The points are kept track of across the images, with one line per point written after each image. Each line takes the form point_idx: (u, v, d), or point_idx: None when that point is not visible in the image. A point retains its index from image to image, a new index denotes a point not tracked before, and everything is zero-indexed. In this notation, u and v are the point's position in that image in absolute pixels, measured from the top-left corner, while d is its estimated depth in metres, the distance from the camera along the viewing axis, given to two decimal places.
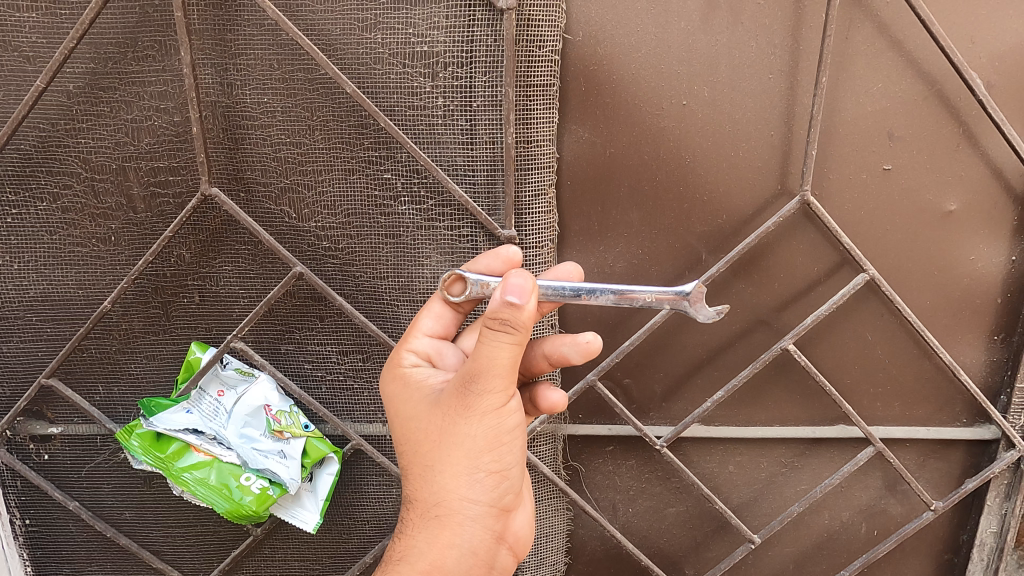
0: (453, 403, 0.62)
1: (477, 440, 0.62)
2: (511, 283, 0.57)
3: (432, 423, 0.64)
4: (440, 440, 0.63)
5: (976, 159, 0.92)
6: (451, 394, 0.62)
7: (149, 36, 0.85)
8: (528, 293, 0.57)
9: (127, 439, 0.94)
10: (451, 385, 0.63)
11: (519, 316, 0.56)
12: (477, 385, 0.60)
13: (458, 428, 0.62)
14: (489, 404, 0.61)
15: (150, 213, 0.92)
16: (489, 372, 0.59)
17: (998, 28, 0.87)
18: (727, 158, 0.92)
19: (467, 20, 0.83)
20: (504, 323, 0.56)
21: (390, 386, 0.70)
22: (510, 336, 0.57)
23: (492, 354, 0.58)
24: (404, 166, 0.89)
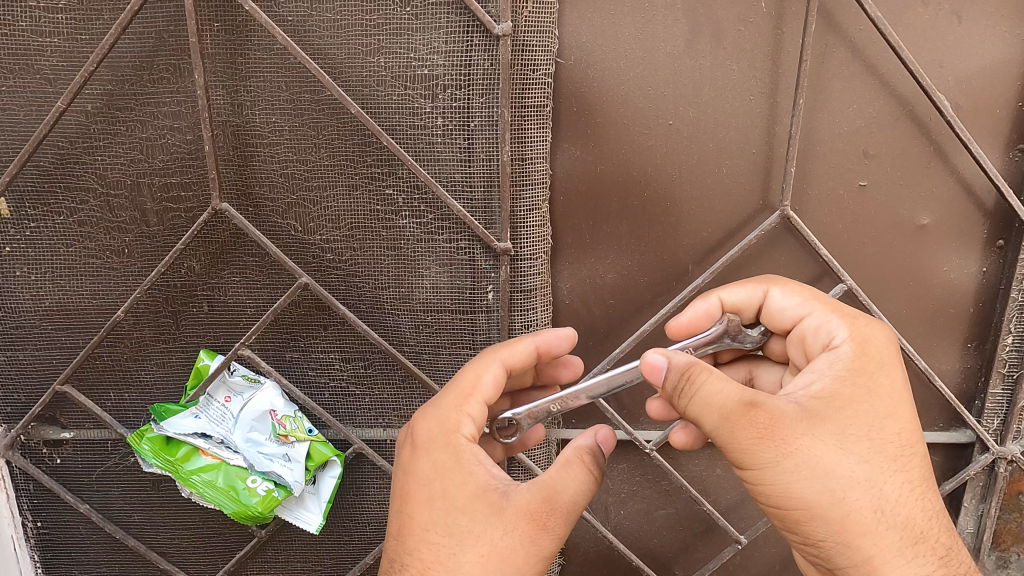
0: (524, 525, 0.64)
1: (524, 575, 0.63)
2: (606, 432, 0.75)
3: (492, 532, 0.64)
4: (494, 556, 0.63)
5: (947, 175, 0.97)
6: (525, 517, 0.64)
7: (164, 59, 0.90)
8: (609, 440, 0.74)
9: (138, 443, 0.98)
10: (527, 505, 0.64)
11: (601, 458, 0.71)
12: (554, 520, 0.65)
13: (516, 554, 0.63)
14: (551, 545, 0.65)
15: (163, 226, 0.96)
16: (568, 516, 0.66)
17: (965, 53, 0.92)
18: (711, 175, 0.97)
19: (465, 45, 0.88)
20: (596, 463, 0.69)
21: (441, 453, 0.68)
22: (592, 486, 0.68)
23: (580, 496, 0.66)
24: (405, 183, 0.94)
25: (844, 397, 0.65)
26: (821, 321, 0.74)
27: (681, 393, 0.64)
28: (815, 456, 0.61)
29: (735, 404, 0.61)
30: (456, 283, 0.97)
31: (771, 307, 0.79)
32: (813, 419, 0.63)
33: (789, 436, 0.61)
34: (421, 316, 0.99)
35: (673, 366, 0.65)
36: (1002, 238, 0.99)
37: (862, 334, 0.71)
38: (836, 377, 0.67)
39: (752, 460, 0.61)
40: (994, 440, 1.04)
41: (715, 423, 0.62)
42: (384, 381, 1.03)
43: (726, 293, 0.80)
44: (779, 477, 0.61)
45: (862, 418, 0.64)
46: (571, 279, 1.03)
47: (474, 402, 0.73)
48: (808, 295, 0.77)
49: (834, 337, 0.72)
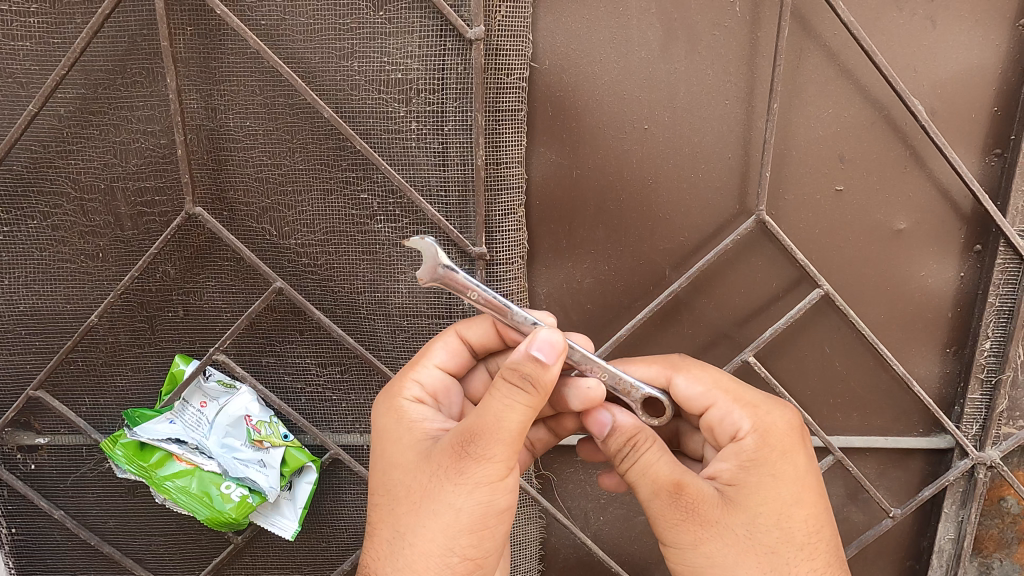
0: (448, 461, 0.63)
1: (462, 512, 0.62)
2: (544, 340, 0.62)
3: (419, 478, 0.65)
4: (423, 501, 0.64)
5: (924, 180, 0.97)
6: (447, 451, 0.63)
7: (137, 63, 0.90)
8: (556, 354, 0.62)
9: (111, 448, 0.97)
10: (447, 444, 0.64)
11: (542, 373, 0.61)
12: (477, 446, 0.62)
13: (444, 492, 0.63)
14: (483, 474, 0.62)
15: (137, 231, 0.96)
16: (494, 436, 0.61)
17: (939, 58, 0.92)
18: (687, 179, 0.97)
19: (439, 49, 0.88)
20: (524, 376, 0.61)
21: (385, 416, 0.72)
22: (524, 399, 0.61)
23: (503, 415, 0.61)
24: (380, 187, 0.93)
25: (756, 486, 0.65)
26: (725, 411, 0.71)
27: (624, 458, 0.69)
28: (727, 547, 0.63)
29: (665, 480, 0.66)
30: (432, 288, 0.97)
31: (676, 393, 0.75)
32: (727, 507, 0.65)
33: (708, 525, 0.64)
34: (397, 321, 0.98)
35: (617, 427, 0.70)
36: (979, 243, 0.99)
37: (764, 423, 0.69)
38: (742, 468, 0.66)
39: (672, 539, 0.65)
40: (973, 446, 1.04)
41: (645, 491, 0.67)
42: (360, 387, 1.02)
43: (631, 368, 0.78)
44: (694, 560, 0.64)
45: (773, 510, 0.64)
46: (548, 284, 1.02)
47: (425, 366, 0.78)
48: (713, 379, 0.73)
49: (737, 429, 0.69)
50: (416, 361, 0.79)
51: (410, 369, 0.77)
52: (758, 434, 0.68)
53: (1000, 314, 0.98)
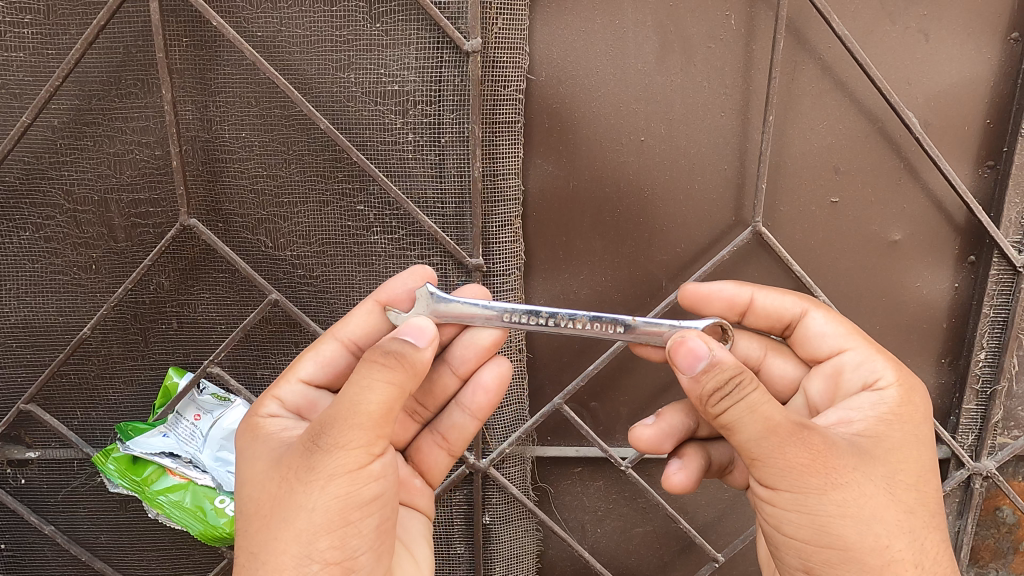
0: (298, 463, 0.59)
1: (315, 513, 0.58)
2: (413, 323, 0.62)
3: (270, 485, 0.61)
4: (274, 512, 0.59)
5: (918, 191, 0.97)
6: (298, 451, 0.60)
7: (132, 75, 0.89)
8: (427, 338, 0.62)
9: (104, 462, 0.97)
10: (298, 445, 0.60)
11: (413, 355, 0.59)
12: (329, 435, 0.58)
13: (292, 495, 0.58)
14: (338, 465, 0.58)
15: (130, 242, 0.95)
16: (346, 423, 0.57)
17: (933, 71, 0.93)
18: (683, 191, 0.97)
19: (436, 61, 0.88)
20: (386, 353, 0.58)
21: (242, 436, 0.69)
22: (387, 376, 0.58)
23: (356, 396, 0.57)
24: (377, 199, 0.93)
25: (891, 439, 0.63)
26: (860, 360, 0.70)
27: (724, 395, 0.58)
28: (864, 499, 0.58)
29: (781, 419, 0.57)
30: None
31: (807, 329, 0.75)
32: (864, 456, 0.60)
33: (840, 470, 0.58)
34: None
35: (716, 360, 0.59)
36: (973, 253, 0.99)
37: (907, 379, 0.67)
38: (881, 421, 0.64)
39: (791, 484, 0.58)
40: (969, 456, 1.03)
41: (753, 433, 0.58)
42: None
43: (762, 295, 0.75)
44: (824, 510, 0.58)
45: (909, 471, 0.62)
46: (545, 295, 1.02)
47: (288, 381, 0.73)
48: (847, 325, 0.73)
49: (876, 378, 0.68)
50: (283, 376, 0.74)
51: (272, 386, 0.73)
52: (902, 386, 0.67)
53: (994, 326, 0.99)
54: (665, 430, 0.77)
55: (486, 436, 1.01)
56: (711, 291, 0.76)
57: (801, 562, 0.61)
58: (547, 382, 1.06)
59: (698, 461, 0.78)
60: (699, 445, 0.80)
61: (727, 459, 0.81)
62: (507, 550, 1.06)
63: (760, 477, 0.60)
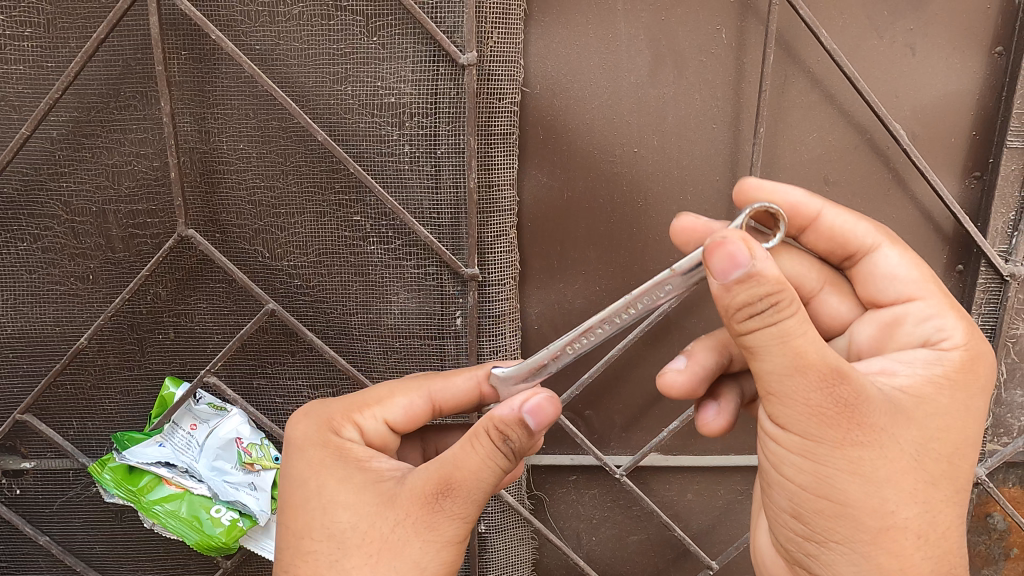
0: (417, 513, 0.53)
1: (426, 574, 0.53)
2: (541, 401, 0.54)
3: (379, 528, 0.53)
4: (381, 556, 0.53)
5: (907, 201, 0.99)
6: (416, 499, 0.53)
7: (131, 87, 0.90)
8: (544, 421, 0.54)
9: (99, 472, 0.96)
10: (415, 493, 0.54)
11: (525, 440, 0.54)
12: (453, 504, 0.53)
13: (405, 546, 0.53)
14: (454, 534, 0.54)
15: (129, 252, 0.96)
16: (474, 493, 0.54)
17: (919, 84, 0.95)
18: (676, 201, 0.99)
19: (432, 74, 0.89)
20: (512, 438, 0.54)
21: (314, 453, 0.58)
22: (507, 461, 0.54)
23: (490, 471, 0.54)
24: (374, 210, 0.94)
25: (938, 404, 0.52)
26: (930, 313, 0.57)
27: (752, 314, 0.46)
28: (888, 461, 0.49)
29: (821, 364, 0.46)
30: (424, 309, 0.97)
31: (874, 265, 0.61)
32: (899, 415, 0.49)
33: (865, 427, 0.48)
34: (389, 342, 0.98)
35: (756, 273, 0.45)
36: (961, 262, 1.01)
37: (978, 345, 0.55)
38: (931, 382, 0.52)
39: (806, 431, 0.48)
40: None
41: (777, 366, 0.47)
42: None
43: (834, 212, 0.61)
44: (833, 464, 0.48)
45: (944, 440, 0.52)
46: (540, 304, 1.03)
47: (374, 414, 0.63)
48: (925, 272, 0.60)
49: (939, 337, 0.56)
50: (366, 404, 0.63)
51: (356, 411, 0.62)
52: (966, 351, 0.55)
53: (983, 333, 1.00)
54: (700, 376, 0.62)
55: None
56: (776, 190, 0.61)
57: (788, 503, 0.52)
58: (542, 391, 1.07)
59: (737, 401, 0.65)
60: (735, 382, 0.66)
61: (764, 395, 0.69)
62: (502, 558, 1.07)
63: (770, 412, 0.50)
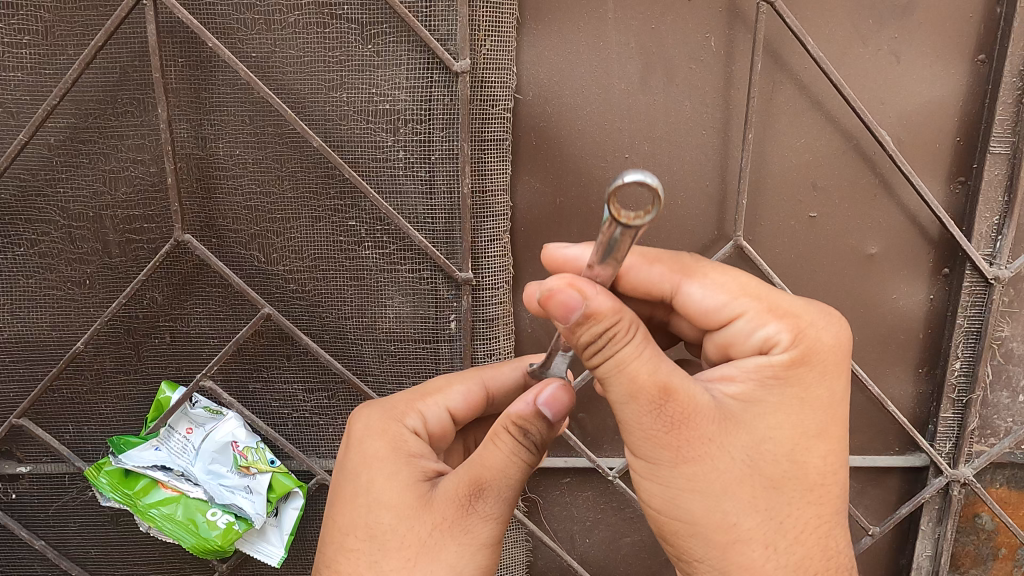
0: (451, 516, 0.56)
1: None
2: (554, 392, 0.55)
3: (415, 531, 0.56)
4: (419, 558, 0.55)
5: (893, 206, 1.00)
6: (450, 501, 0.56)
7: (128, 94, 0.91)
8: (560, 409, 0.56)
9: (95, 476, 0.98)
10: (449, 496, 0.56)
11: (547, 431, 0.56)
12: (485, 504, 0.56)
13: (444, 548, 0.55)
14: (489, 535, 0.56)
15: (125, 257, 0.97)
16: (505, 490, 0.56)
17: (904, 91, 0.97)
18: (667, 206, 1.00)
19: (426, 81, 0.91)
20: (533, 430, 0.56)
21: (375, 442, 0.61)
22: (530, 454, 0.57)
23: (517, 467, 0.56)
24: (368, 215, 0.95)
25: (766, 405, 0.53)
26: (750, 328, 0.57)
27: (595, 349, 0.50)
28: (721, 470, 0.52)
29: (651, 386, 0.50)
30: (419, 313, 0.98)
31: (687, 302, 0.60)
32: (724, 424, 0.52)
33: (693, 442, 0.51)
34: (383, 346, 0.99)
35: (591, 312, 0.48)
36: (947, 266, 1.03)
37: (809, 337, 0.55)
38: (759, 384, 0.54)
39: (645, 453, 0.52)
40: (947, 464, 1.06)
41: (619, 395, 0.51)
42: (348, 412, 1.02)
43: (630, 261, 0.59)
44: (673, 482, 0.52)
45: (780, 439, 0.53)
46: None
47: (436, 402, 0.67)
48: (735, 281, 0.58)
49: (770, 343, 0.55)
50: (429, 394, 0.68)
51: (419, 399, 0.67)
52: (795, 349, 0.54)
53: (968, 336, 1.02)
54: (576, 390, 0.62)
55: None
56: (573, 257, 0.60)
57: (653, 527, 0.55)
58: None
59: None
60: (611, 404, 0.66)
61: None
62: (497, 560, 1.08)
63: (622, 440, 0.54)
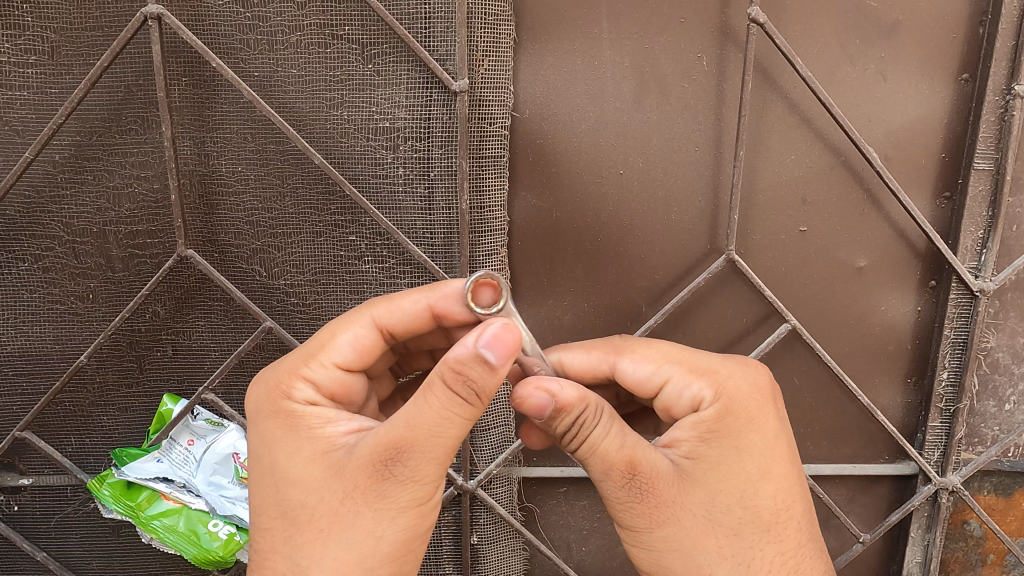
0: (365, 482, 0.58)
1: (382, 540, 0.59)
2: (496, 333, 0.54)
3: (329, 498, 0.60)
4: (331, 528, 0.59)
5: (881, 220, 1.03)
6: (364, 470, 0.58)
7: (132, 112, 0.93)
8: (506, 353, 0.55)
9: (98, 488, 0.99)
10: (365, 464, 0.58)
11: (490, 376, 0.55)
12: (404, 466, 0.57)
13: (358, 514, 0.59)
14: (410, 495, 0.59)
15: (128, 272, 0.98)
16: (426, 453, 0.57)
17: (890, 109, 1.00)
18: (661, 221, 1.02)
19: (426, 99, 0.93)
20: (470, 383, 0.55)
21: (278, 421, 0.64)
22: (466, 406, 0.56)
23: (440, 427, 0.56)
24: (368, 230, 0.97)
25: (715, 461, 0.60)
26: (682, 386, 0.64)
27: (570, 435, 0.61)
28: (685, 528, 0.60)
29: (618, 460, 0.60)
30: None
31: (624, 379, 0.67)
32: (680, 486, 0.60)
33: (662, 504, 0.60)
34: None
35: (560, 406, 0.60)
36: (934, 278, 1.05)
37: (726, 387, 0.62)
38: (697, 440, 0.61)
39: (627, 521, 0.61)
40: (936, 472, 1.08)
41: (598, 475, 0.61)
42: None
43: (565, 356, 0.71)
44: (653, 544, 0.61)
45: (732, 487, 0.60)
46: (530, 321, 1.06)
47: (321, 364, 0.67)
48: (654, 354, 0.66)
49: (698, 399, 0.63)
50: (315, 355, 0.67)
51: (302, 367, 0.66)
52: (717, 399, 0.62)
53: (955, 347, 1.04)
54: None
55: (475, 458, 1.05)
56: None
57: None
58: None
59: None
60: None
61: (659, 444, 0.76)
62: (494, 568, 1.09)
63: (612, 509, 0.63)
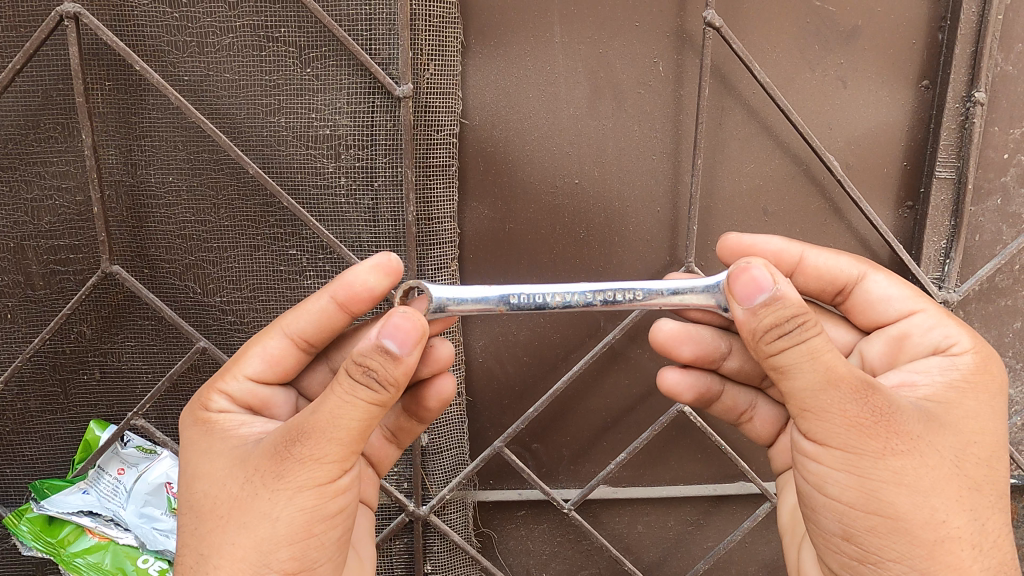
0: (265, 466, 0.55)
1: (278, 524, 0.54)
2: (397, 322, 0.55)
3: (230, 486, 0.56)
4: (232, 514, 0.55)
5: (843, 230, 1.00)
6: (267, 454, 0.55)
7: (51, 118, 0.87)
8: (411, 340, 0.55)
9: (15, 524, 0.91)
10: (267, 447, 0.56)
11: (393, 367, 0.54)
12: (303, 447, 0.54)
13: (257, 500, 0.54)
14: (310, 479, 0.54)
15: (49, 290, 0.91)
16: (325, 436, 0.54)
17: (852, 117, 0.97)
18: (618, 232, 0.98)
19: (368, 105, 0.87)
20: (369, 374, 0.54)
21: (191, 433, 0.63)
22: (368, 391, 0.54)
23: (339, 411, 0.54)
24: (310, 243, 0.91)
25: (963, 408, 0.59)
26: (932, 323, 0.67)
27: (782, 334, 0.54)
28: (927, 465, 0.54)
29: (848, 378, 0.53)
30: None
31: (869, 292, 0.72)
32: (933, 424, 0.56)
33: (903, 436, 0.54)
34: None
35: (779, 296, 0.54)
36: None
37: (985, 349, 0.64)
38: (952, 387, 0.60)
39: (848, 442, 0.53)
40: None
41: (812, 382, 0.53)
42: None
43: (812, 253, 0.73)
44: (877, 475, 0.53)
45: (981, 443, 0.58)
46: (484, 336, 1.02)
47: (235, 377, 0.67)
48: (910, 288, 0.71)
49: (950, 343, 0.64)
50: (227, 369, 0.67)
51: (218, 381, 0.66)
52: (980, 356, 0.63)
53: None
54: (688, 333, 0.76)
55: (427, 481, 0.99)
56: (754, 243, 0.73)
57: (840, 527, 0.56)
58: (488, 425, 1.05)
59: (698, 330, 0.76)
60: (722, 380, 0.80)
61: (745, 403, 0.80)
62: None
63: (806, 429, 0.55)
